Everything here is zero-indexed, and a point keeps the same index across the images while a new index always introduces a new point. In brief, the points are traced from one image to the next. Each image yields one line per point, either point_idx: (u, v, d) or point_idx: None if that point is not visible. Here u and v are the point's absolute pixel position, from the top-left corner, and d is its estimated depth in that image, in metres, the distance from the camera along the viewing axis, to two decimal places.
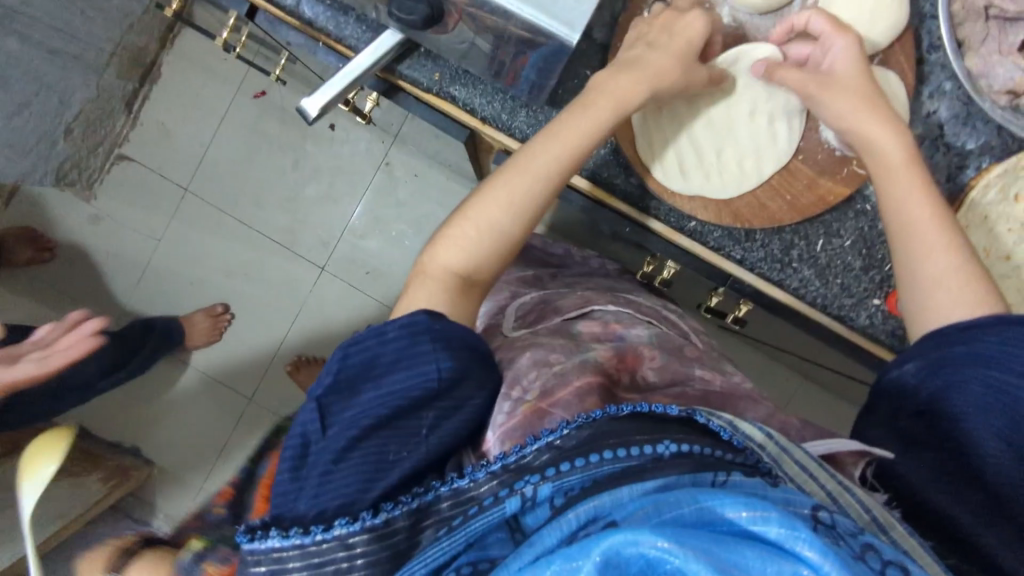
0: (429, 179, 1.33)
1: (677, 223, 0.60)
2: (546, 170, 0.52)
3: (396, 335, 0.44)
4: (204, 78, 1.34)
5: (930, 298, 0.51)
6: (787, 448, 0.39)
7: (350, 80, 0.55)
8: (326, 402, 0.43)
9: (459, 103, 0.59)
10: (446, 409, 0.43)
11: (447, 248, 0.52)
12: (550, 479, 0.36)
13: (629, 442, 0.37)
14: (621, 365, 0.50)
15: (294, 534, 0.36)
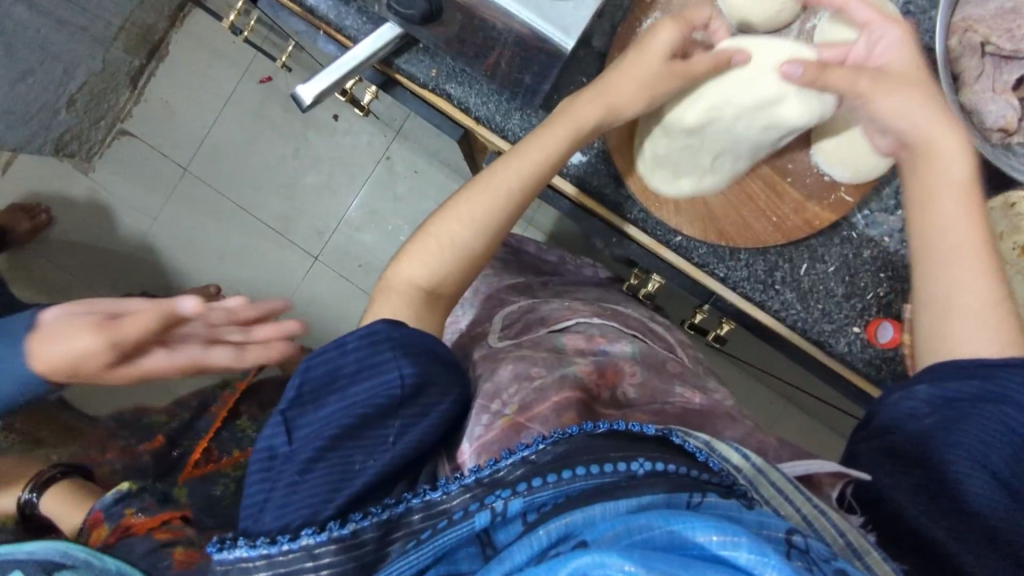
0: (428, 176, 1.33)
1: (664, 237, 0.61)
2: (508, 188, 0.53)
3: (356, 345, 0.44)
4: (211, 60, 1.34)
5: (956, 330, 0.50)
6: (763, 470, 0.38)
7: (346, 70, 0.55)
8: (289, 416, 0.43)
9: (453, 101, 0.59)
10: (413, 417, 0.43)
11: (411, 262, 0.52)
12: (522, 495, 0.35)
13: (603, 459, 0.36)
14: (601, 381, 0.49)
15: (260, 544, 0.37)
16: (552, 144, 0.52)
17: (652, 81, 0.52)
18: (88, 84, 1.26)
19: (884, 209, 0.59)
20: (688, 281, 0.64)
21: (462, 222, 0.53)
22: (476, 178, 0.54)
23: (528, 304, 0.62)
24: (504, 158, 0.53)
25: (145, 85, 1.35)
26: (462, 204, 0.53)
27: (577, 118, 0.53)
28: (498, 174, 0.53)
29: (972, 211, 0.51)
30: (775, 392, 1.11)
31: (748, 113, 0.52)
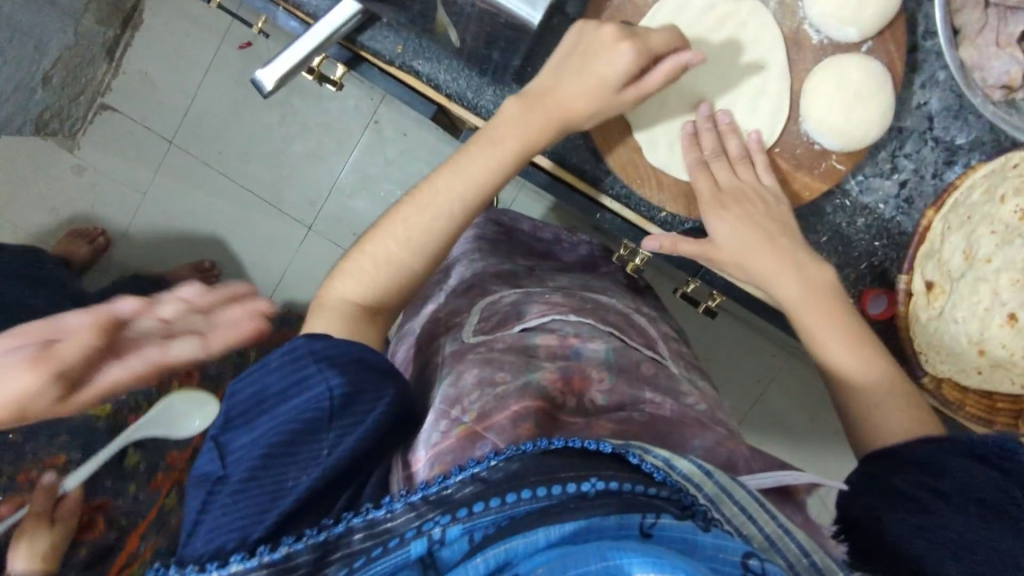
0: (418, 139, 1.29)
1: (648, 213, 0.59)
2: (448, 208, 0.51)
3: (277, 364, 0.44)
4: (188, 28, 1.30)
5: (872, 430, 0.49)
6: (726, 489, 0.41)
7: (311, 48, 0.52)
8: (222, 438, 0.43)
9: (423, 78, 0.56)
10: (348, 426, 0.43)
11: (346, 280, 0.50)
12: (460, 521, 0.36)
13: (552, 480, 0.37)
14: (566, 389, 0.50)
15: (190, 571, 0.36)
16: (482, 163, 0.51)
17: (599, 90, 0.51)
18: (62, 58, 1.22)
19: (878, 172, 0.56)
20: (677, 255, 0.62)
21: (398, 241, 0.51)
22: (411, 197, 0.52)
23: (511, 297, 0.62)
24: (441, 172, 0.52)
25: (123, 56, 1.31)
26: (395, 223, 0.51)
27: (514, 139, 0.51)
28: (433, 194, 0.51)
29: (830, 321, 0.52)
30: (777, 343, 1.12)
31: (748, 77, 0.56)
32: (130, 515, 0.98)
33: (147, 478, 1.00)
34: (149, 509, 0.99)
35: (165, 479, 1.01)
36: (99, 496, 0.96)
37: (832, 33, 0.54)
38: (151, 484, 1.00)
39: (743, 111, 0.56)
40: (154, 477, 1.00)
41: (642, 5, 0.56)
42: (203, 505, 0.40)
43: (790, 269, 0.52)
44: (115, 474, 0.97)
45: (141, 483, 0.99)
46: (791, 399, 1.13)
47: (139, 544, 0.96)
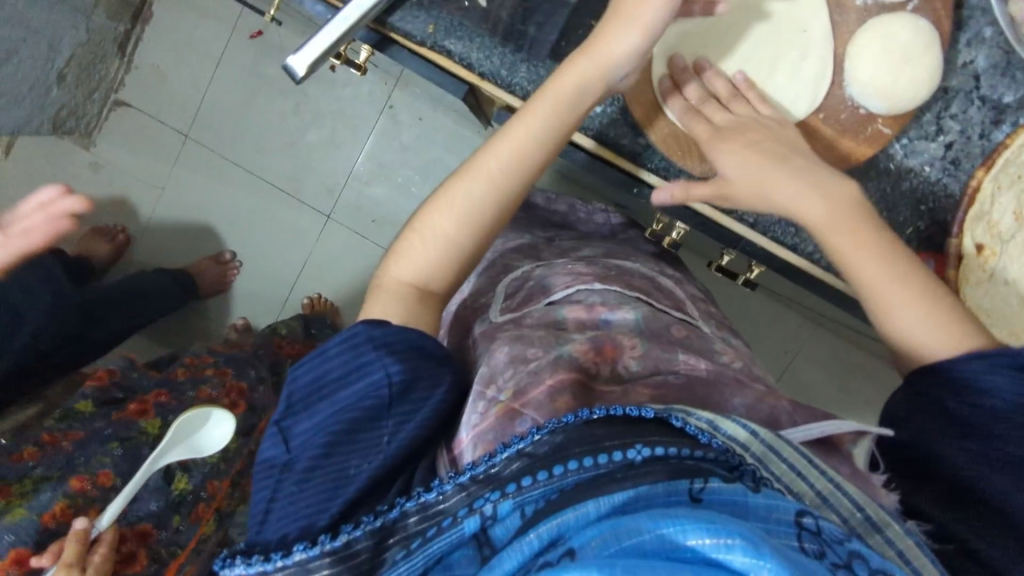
0: (434, 122, 1.28)
1: (687, 184, 0.58)
2: (492, 171, 0.50)
3: (338, 351, 0.43)
4: (198, 19, 1.29)
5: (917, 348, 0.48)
6: (774, 447, 0.38)
7: (344, 28, 0.52)
8: (285, 424, 0.43)
9: (454, 58, 0.56)
10: (405, 415, 0.43)
11: (399, 260, 0.50)
12: (511, 496, 0.35)
13: (598, 450, 0.35)
14: (598, 358, 0.47)
15: (256, 562, 0.37)
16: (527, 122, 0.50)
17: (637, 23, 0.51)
18: (76, 56, 1.24)
19: (923, 135, 0.55)
20: (714, 225, 0.61)
21: (446, 214, 0.50)
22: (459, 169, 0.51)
23: (530, 270, 0.62)
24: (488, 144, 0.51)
25: (134, 51, 1.30)
26: (446, 199, 0.50)
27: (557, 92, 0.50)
28: (479, 164, 0.50)
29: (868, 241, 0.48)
30: (802, 315, 1.11)
31: (786, 37, 0.55)
32: (171, 548, 0.82)
33: (189, 509, 0.84)
34: (187, 545, 0.83)
35: (207, 509, 0.85)
36: (140, 522, 0.80)
37: None
38: (192, 517, 0.84)
39: (778, 74, 0.55)
40: (195, 509, 0.84)
41: None
42: (270, 495, 0.41)
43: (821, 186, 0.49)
44: (160, 499, 0.82)
45: (184, 513, 0.83)
46: (818, 369, 1.12)
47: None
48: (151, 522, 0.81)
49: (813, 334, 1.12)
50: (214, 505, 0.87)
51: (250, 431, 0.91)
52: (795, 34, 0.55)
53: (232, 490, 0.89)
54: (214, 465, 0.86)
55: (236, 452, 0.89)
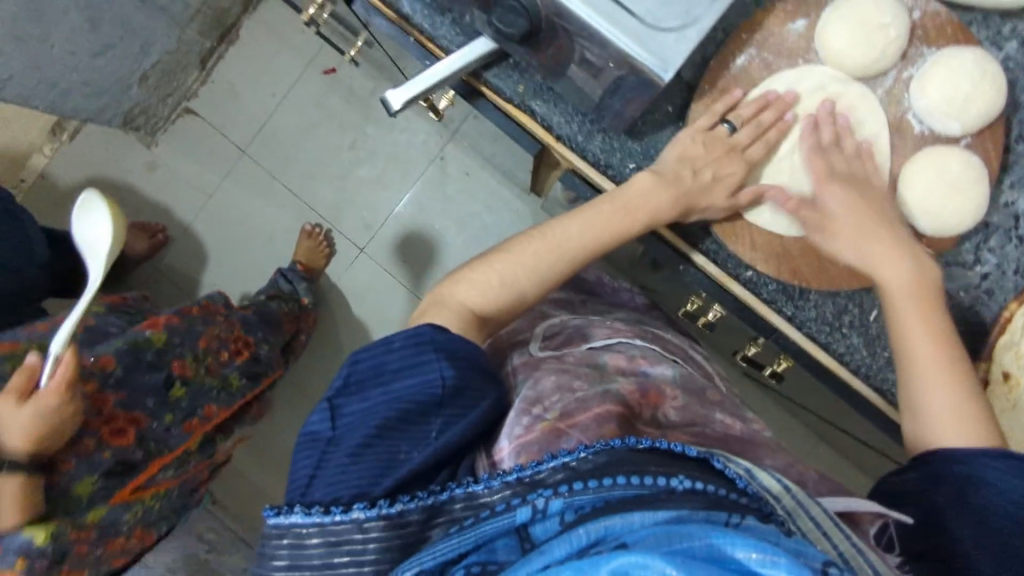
0: (481, 178, 1.34)
1: (734, 270, 0.60)
2: (567, 249, 0.57)
3: (401, 345, 0.48)
4: (280, 49, 1.37)
5: (928, 433, 0.51)
6: (803, 503, 0.39)
7: (438, 79, 0.56)
8: (337, 402, 0.48)
9: (537, 118, 0.60)
10: (455, 415, 0.47)
11: (466, 286, 0.56)
12: (562, 496, 0.39)
13: (644, 471, 0.39)
14: (642, 400, 0.52)
15: (315, 513, 0.42)
16: (611, 216, 0.57)
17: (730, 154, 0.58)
18: (162, 62, 1.29)
19: (960, 262, 0.59)
20: (753, 314, 0.63)
21: (523, 266, 0.56)
22: (544, 234, 0.57)
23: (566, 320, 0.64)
24: (566, 221, 0.58)
25: (214, 67, 1.39)
26: (528, 249, 0.57)
27: (650, 200, 0.56)
28: (564, 237, 0.57)
29: (931, 319, 0.53)
30: (808, 428, 1.12)
31: None
32: (159, 444, 0.87)
33: (183, 417, 0.89)
34: (174, 449, 0.89)
35: (200, 424, 0.91)
36: (135, 410, 0.84)
37: (936, 125, 0.57)
38: (185, 426, 0.90)
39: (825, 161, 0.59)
40: (189, 420, 0.90)
41: (757, 78, 0.59)
42: (318, 465, 0.45)
43: (889, 252, 0.55)
44: (158, 397, 0.86)
45: (178, 419, 0.88)
46: None
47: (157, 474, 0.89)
48: (145, 413, 0.84)
49: (816, 449, 1.13)
50: (206, 425, 0.93)
51: (253, 376, 1.00)
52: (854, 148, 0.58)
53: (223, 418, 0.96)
54: (219, 391, 0.94)
55: (233, 390, 0.96)
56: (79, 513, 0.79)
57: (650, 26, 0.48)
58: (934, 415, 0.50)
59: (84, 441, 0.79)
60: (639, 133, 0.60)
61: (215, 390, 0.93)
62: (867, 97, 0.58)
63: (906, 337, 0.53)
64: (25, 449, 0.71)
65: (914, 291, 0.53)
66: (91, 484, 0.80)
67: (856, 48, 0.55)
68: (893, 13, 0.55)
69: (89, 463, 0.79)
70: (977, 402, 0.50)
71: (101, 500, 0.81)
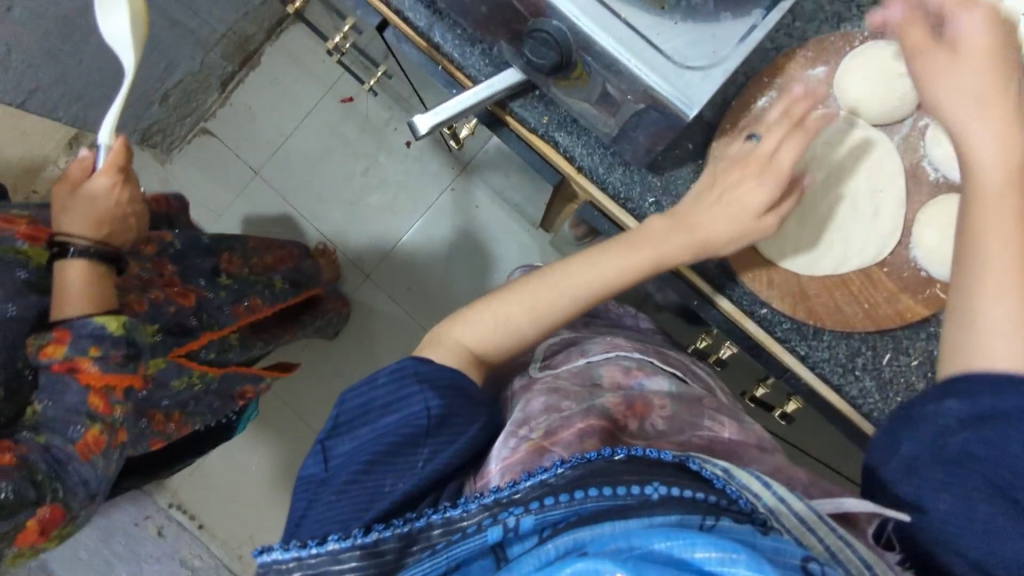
0: (490, 211, 1.35)
1: (749, 307, 0.60)
2: (569, 293, 0.57)
3: (385, 380, 0.51)
4: (299, 76, 1.39)
5: (980, 345, 0.46)
6: (785, 499, 0.39)
7: (464, 108, 0.57)
8: (328, 444, 0.51)
9: (559, 149, 0.62)
10: (440, 444, 0.49)
11: (464, 326, 0.57)
12: (533, 513, 0.39)
13: (617, 482, 0.39)
14: (627, 413, 0.54)
15: (293, 548, 0.42)
16: (616, 267, 0.57)
17: (742, 224, 0.55)
18: (184, 82, 1.31)
19: None
20: (765, 353, 0.63)
21: (522, 307, 0.57)
22: (546, 276, 0.58)
23: (571, 339, 0.67)
24: (571, 265, 0.58)
25: (234, 90, 1.40)
26: (528, 292, 0.58)
27: (653, 252, 0.56)
28: (566, 281, 0.57)
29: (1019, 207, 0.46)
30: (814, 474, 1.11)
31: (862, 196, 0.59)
32: (211, 318, 0.87)
33: (233, 301, 0.92)
34: (222, 328, 0.89)
35: (246, 310, 0.93)
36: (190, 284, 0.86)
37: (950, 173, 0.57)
38: (234, 309, 0.91)
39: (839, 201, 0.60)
40: (237, 305, 0.92)
41: None
42: (309, 503, 0.48)
43: (995, 123, 0.47)
44: (208, 279, 0.90)
45: (230, 299, 0.91)
46: None
47: (203, 351, 0.87)
48: (200, 288, 0.87)
49: None
50: (252, 317, 0.95)
51: (294, 285, 1.07)
52: (868, 193, 0.59)
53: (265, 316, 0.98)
54: (266, 288, 0.99)
55: (277, 292, 1.02)
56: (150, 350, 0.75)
57: (677, 64, 0.50)
58: (975, 327, 0.46)
59: (154, 292, 0.80)
60: (660, 167, 0.61)
61: (260, 286, 0.99)
62: (887, 145, 0.59)
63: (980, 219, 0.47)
64: (90, 236, 0.70)
65: (1011, 174, 0.47)
66: (154, 334, 0.77)
67: (871, 97, 0.57)
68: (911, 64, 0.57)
69: (156, 310, 0.78)
70: None
71: (162, 351, 0.78)
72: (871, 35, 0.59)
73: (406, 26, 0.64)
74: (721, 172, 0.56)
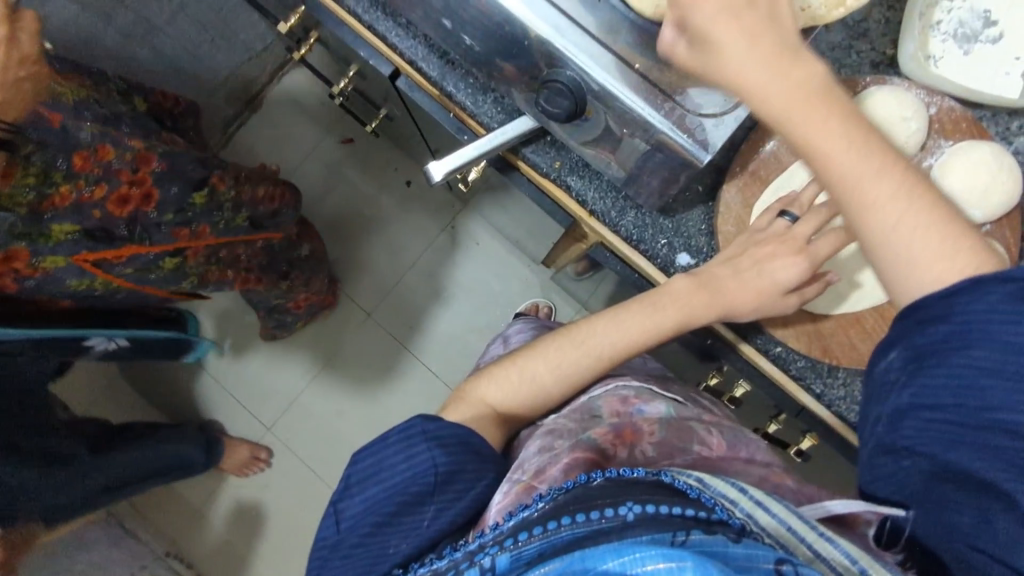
0: (490, 248, 1.36)
1: (763, 346, 0.61)
2: (596, 350, 0.60)
3: (394, 440, 0.50)
4: (302, 118, 1.40)
5: (904, 273, 0.43)
6: (763, 503, 0.38)
7: (478, 153, 0.58)
8: (339, 506, 0.50)
9: (572, 193, 0.63)
10: (448, 501, 0.48)
11: (492, 384, 0.60)
12: (508, 550, 0.37)
13: (590, 507, 0.37)
14: (617, 441, 0.52)
15: None
16: (637, 324, 0.60)
17: (765, 293, 0.57)
18: None
19: None
20: (781, 391, 0.63)
21: (548, 365, 0.60)
22: (570, 334, 0.61)
23: None
24: (599, 322, 0.61)
25: (236, 131, 1.39)
26: (552, 349, 0.61)
27: (676, 309, 0.59)
28: (591, 338, 0.61)
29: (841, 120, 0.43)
30: None
31: None
32: (143, 234, 0.75)
33: (177, 223, 0.78)
34: (153, 246, 0.77)
35: (185, 236, 0.79)
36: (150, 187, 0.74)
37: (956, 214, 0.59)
38: (174, 231, 0.78)
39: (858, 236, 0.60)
40: (180, 228, 0.79)
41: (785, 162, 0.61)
42: (319, 567, 0.48)
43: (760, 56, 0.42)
44: (182, 190, 0.77)
45: (174, 220, 0.78)
46: None
47: (121, 265, 0.76)
48: (163, 196, 0.75)
49: None
50: (195, 244, 0.82)
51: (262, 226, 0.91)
52: None
53: (209, 247, 0.85)
54: (222, 219, 0.83)
55: (234, 227, 0.86)
56: (40, 249, 0.68)
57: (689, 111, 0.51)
58: (894, 261, 0.43)
59: (92, 187, 0.70)
60: (671, 210, 0.62)
61: (225, 216, 0.84)
62: None
63: (839, 175, 0.43)
64: None
65: (807, 99, 0.42)
66: (66, 234, 0.69)
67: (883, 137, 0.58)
68: (913, 109, 0.58)
69: (75, 210, 0.69)
70: (935, 207, 0.42)
71: (63, 253, 0.70)
72: (873, 80, 0.61)
73: (419, 75, 0.66)
74: (752, 246, 0.58)
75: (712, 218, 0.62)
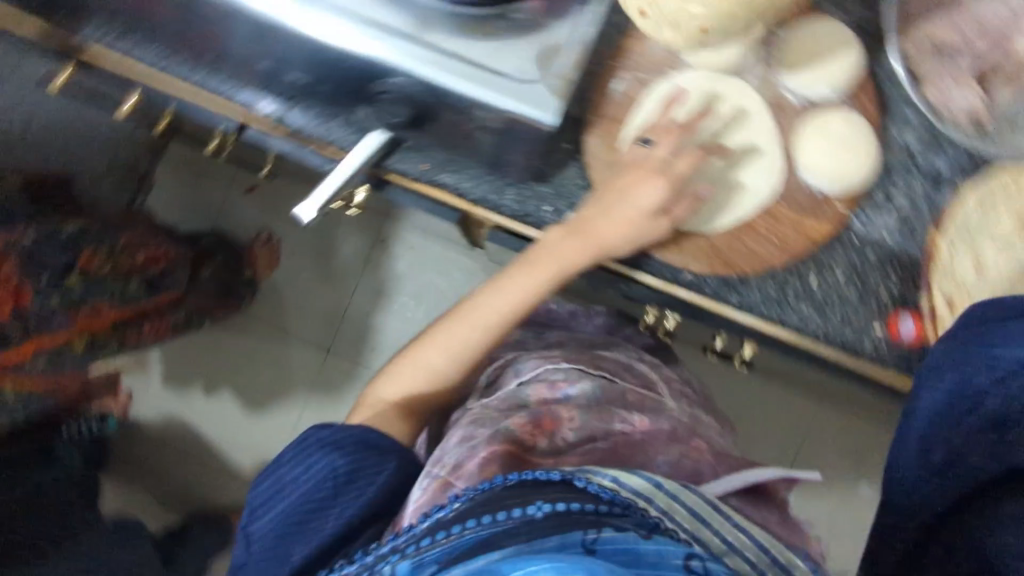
0: (427, 250, 1.33)
1: (673, 276, 0.61)
2: (483, 321, 0.62)
3: (292, 455, 0.56)
4: (197, 182, 1.36)
5: None
6: (675, 496, 0.43)
7: (342, 181, 0.57)
8: (249, 525, 0.56)
9: (448, 188, 0.62)
10: (349, 500, 0.54)
11: (390, 382, 0.64)
12: (410, 556, 0.40)
13: (502, 508, 0.40)
14: (536, 431, 0.55)
15: None
16: (523, 286, 0.61)
17: (635, 219, 0.58)
18: None
19: (878, 209, 0.60)
20: (703, 311, 0.64)
21: (441, 349, 0.63)
22: (460, 312, 0.63)
23: (509, 359, 0.71)
24: (483, 293, 0.63)
25: None
26: (449, 334, 0.62)
27: (552, 263, 0.59)
28: (478, 311, 0.62)
29: None
30: (799, 387, 1.16)
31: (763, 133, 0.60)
32: (37, 325, 0.81)
33: (70, 305, 0.83)
34: (53, 333, 0.83)
35: (85, 314, 0.85)
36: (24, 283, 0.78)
37: (807, 94, 0.60)
38: (69, 313, 0.83)
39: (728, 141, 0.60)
40: (76, 310, 0.84)
41: (637, 96, 0.61)
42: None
43: None
44: (54, 279, 0.81)
45: (64, 303, 0.82)
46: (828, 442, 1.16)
47: (27, 363, 0.85)
48: (32, 289, 0.79)
49: (814, 399, 1.16)
50: (96, 322, 0.87)
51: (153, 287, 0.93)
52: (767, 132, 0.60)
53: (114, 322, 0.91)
54: (114, 292, 0.87)
55: (128, 296, 0.89)
56: None
57: (517, 80, 0.50)
58: None
59: None
60: (547, 175, 0.61)
61: (117, 288, 0.87)
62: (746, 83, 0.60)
63: None
64: None
65: None
66: None
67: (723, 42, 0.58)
68: None
69: None
70: None
71: None
72: None
73: (263, 121, 0.64)
74: (621, 184, 0.58)
75: (587, 170, 0.61)
